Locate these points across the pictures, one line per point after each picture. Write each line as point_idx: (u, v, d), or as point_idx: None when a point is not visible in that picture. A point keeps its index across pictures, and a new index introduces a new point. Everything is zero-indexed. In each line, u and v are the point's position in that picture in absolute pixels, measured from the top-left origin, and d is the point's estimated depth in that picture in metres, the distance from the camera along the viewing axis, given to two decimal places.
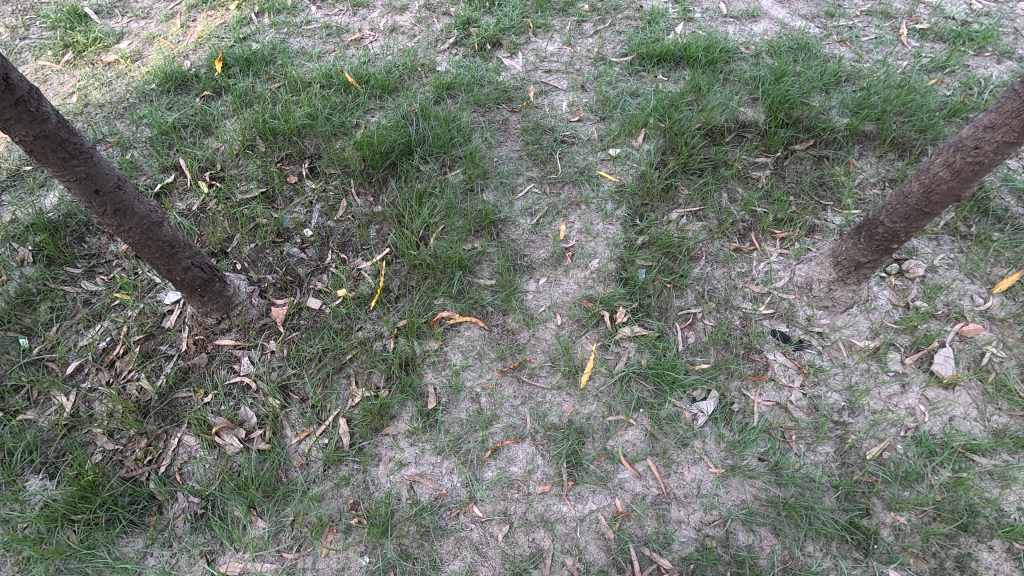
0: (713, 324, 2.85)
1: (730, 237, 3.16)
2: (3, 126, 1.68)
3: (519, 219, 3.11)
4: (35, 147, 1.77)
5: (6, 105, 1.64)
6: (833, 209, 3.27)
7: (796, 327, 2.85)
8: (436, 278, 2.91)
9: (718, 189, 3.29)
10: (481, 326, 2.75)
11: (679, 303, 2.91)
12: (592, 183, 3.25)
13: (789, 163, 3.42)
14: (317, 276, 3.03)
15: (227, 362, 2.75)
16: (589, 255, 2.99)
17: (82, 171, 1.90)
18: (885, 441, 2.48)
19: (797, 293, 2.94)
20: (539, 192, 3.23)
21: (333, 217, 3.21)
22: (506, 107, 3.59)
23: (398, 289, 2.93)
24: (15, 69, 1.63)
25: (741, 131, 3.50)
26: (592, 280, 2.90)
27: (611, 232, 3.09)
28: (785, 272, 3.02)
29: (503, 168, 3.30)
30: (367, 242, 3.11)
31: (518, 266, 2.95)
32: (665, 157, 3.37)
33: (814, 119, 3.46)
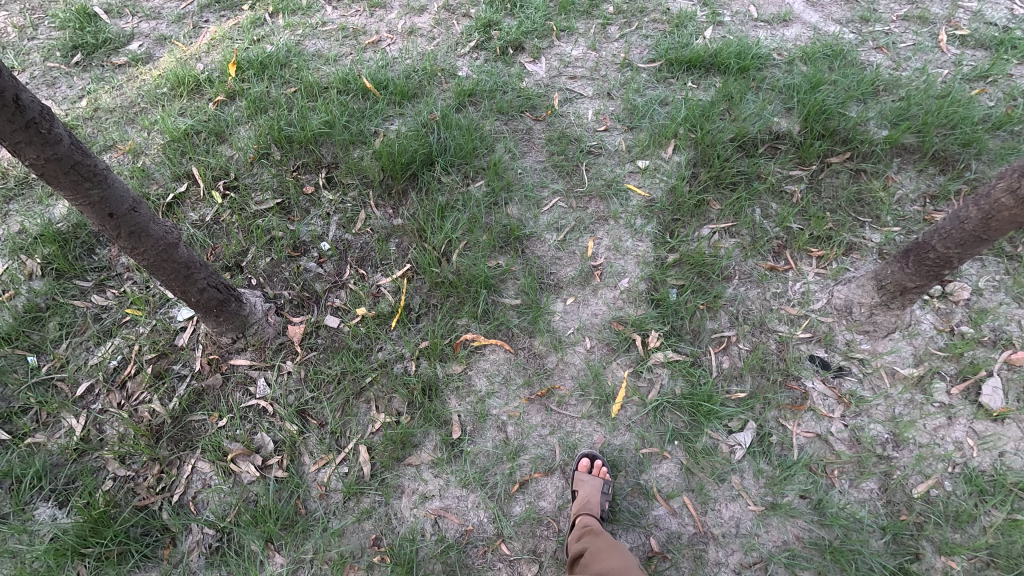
0: (748, 349, 2.73)
1: (764, 255, 3.03)
2: (13, 149, 1.56)
3: (544, 235, 2.99)
4: (47, 171, 1.65)
5: (15, 127, 1.52)
6: (871, 225, 3.13)
7: (836, 353, 2.72)
8: (459, 297, 2.80)
9: (751, 205, 3.16)
10: (506, 350, 2.64)
11: (712, 325, 2.79)
12: (620, 197, 3.12)
13: (825, 177, 3.27)
14: (335, 292, 2.92)
15: (242, 384, 2.65)
16: (619, 274, 2.86)
17: (95, 194, 1.78)
18: (932, 478, 2.37)
19: (835, 316, 2.81)
20: (565, 206, 3.10)
21: (351, 230, 3.10)
22: (530, 115, 3.46)
23: (419, 307, 2.82)
24: (25, 89, 1.51)
25: (775, 143, 3.36)
26: (622, 301, 2.78)
27: (641, 249, 2.96)
28: (822, 293, 2.90)
29: (527, 180, 3.18)
30: (387, 257, 3.00)
31: (544, 285, 2.83)
32: (696, 170, 3.23)
33: (852, 130, 3.30)
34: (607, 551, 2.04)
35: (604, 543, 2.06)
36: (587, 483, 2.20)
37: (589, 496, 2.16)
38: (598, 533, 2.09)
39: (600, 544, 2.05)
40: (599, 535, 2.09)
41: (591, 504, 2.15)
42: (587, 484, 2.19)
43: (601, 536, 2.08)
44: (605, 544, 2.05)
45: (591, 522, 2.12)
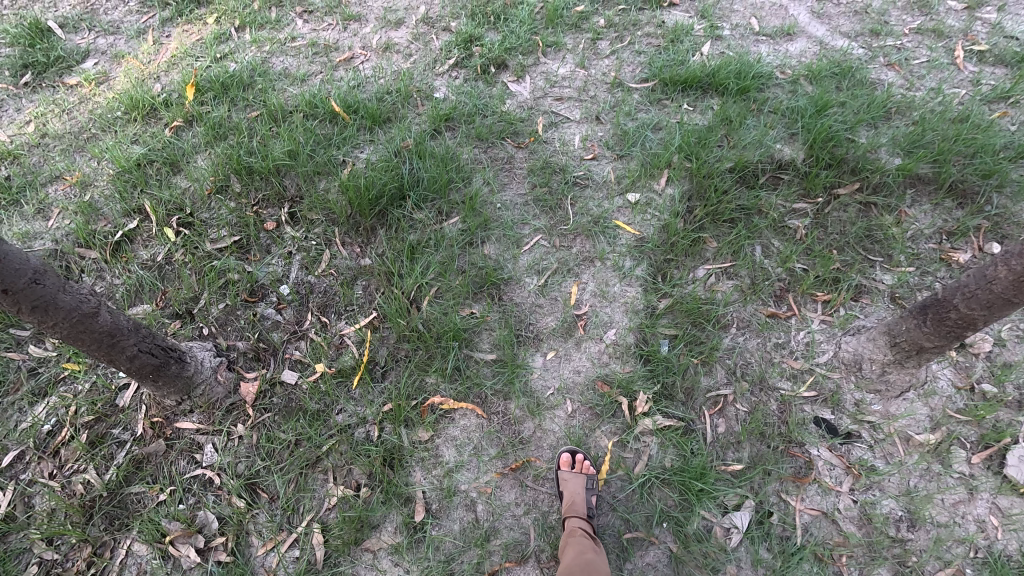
0: (746, 410, 2.47)
1: (765, 300, 2.76)
2: None
3: (524, 279, 2.73)
4: None
5: None
6: (882, 265, 2.86)
7: (843, 415, 2.47)
8: (428, 351, 2.54)
9: (751, 242, 2.89)
10: (478, 414, 2.38)
11: (707, 383, 2.53)
12: (608, 235, 2.85)
13: (832, 211, 3.00)
14: (294, 343, 2.67)
15: (188, 451, 2.41)
16: (604, 324, 2.60)
17: None
18: (951, 566, 2.14)
19: (843, 371, 2.55)
20: (547, 245, 2.84)
21: (314, 272, 2.85)
22: (511, 142, 3.18)
23: (384, 362, 2.57)
24: None
25: (778, 172, 3.09)
26: (607, 356, 2.52)
27: (630, 295, 2.70)
28: (828, 345, 2.63)
29: (507, 216, 2.91)
30: (352, 303, 2.75)
31: (522, 337, 2.57)
32: (691, 204, 2.97)
33: (861, 159, 3.03)
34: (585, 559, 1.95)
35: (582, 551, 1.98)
36: (577, 481, 2.13)
37: (574, 493, 2.10)
38: (580, 538, 2.02)
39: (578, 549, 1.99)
40: (580, 541, 2.01)
41: (577, 500, 2.09)
42: (576, 482, 2.13)
43: (582, 543, 2.01)
44: (582, 552, 1.98)
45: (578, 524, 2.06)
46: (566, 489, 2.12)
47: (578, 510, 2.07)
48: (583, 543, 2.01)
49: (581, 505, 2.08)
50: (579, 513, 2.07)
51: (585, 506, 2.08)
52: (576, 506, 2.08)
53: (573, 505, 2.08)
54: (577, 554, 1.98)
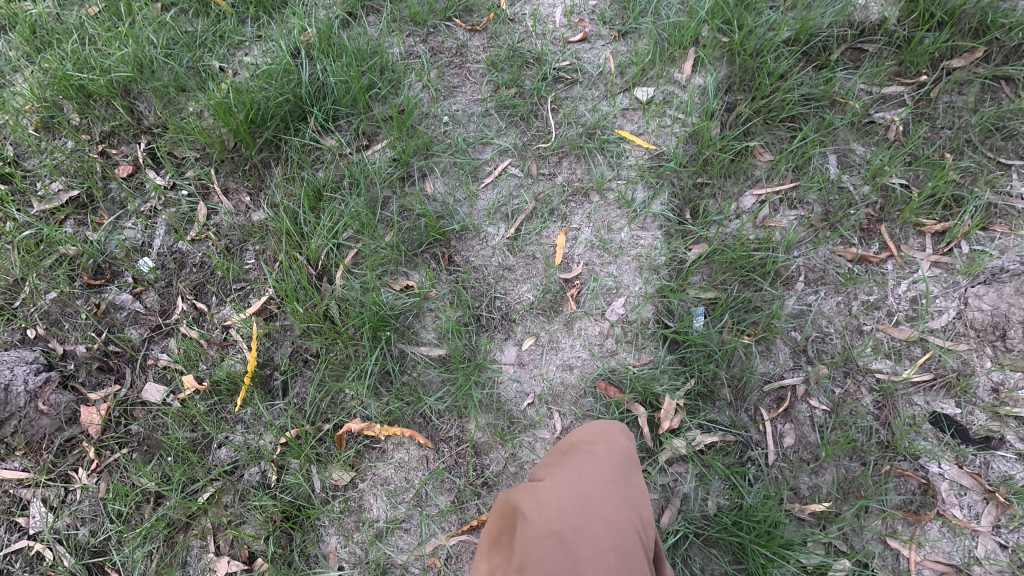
0: (827, 410, 1.64)
1: (848, 236, 1.84)
2: None
3: (484, 229, 1.84)
4: None
5: None
6: (1021, 173, 1.90)
7: (976, 409, 1.62)
8: (344, 348, 1.70)
9: (823, 150, 1.94)
10: (421, 444, 1.58)
11: (766, 370, 1.68)
12: (609, 153, 1.92)
13: (943, 95, 2.01)
14: (160, 344, 1.84)
15: (7, 513, 1.66)
16: (607, 292, 1.73)
17: None
18: None
19: (973, 340, 1.68)
20: (520, 174, 1.92)
21: (184, 236, 1.97)
22: (462, 24, 2.16)
23: (284, 367, 1.74)
24: None
25: (860, 41, 2.07)
26: (614, 341, 1.67)
27: (645, 244, 1.80)
28: (947, 301, 1.75)
29: (457, 135, 1.97)
30: (239, 280, 1.89)
31: (483, 319, 1.71)
32: (731, 99, 1.99)
33: (991, 11, 1.98)
34: (584, 507, 1.06)
35: (576, 488, 1.09)
36: (611, 428, 1.28)
37: (603, 437, 1.24)
38: (582, 466, 1.15)
39: (567, 482, 1.10)
40: (590, 478, 1.11)
41: (611, 444, 1.21)
42: (615, 431, 1.27)
43: (583, 476, 1.11)
44: (573, 492, 1.08)
45: (594, 453, 1.18)
46: (584, 429, 1.28)
47: (600, 450, 1.19)
48: (585, 478, 1.11)
49: (618, 456, 1.20)
50: (604, 453, 1.19)
51: (629, 462, 1.21)
52: (604, 444, 1.22)
53: (596, 442, 1.22)
54: (577, 491, 1.08)
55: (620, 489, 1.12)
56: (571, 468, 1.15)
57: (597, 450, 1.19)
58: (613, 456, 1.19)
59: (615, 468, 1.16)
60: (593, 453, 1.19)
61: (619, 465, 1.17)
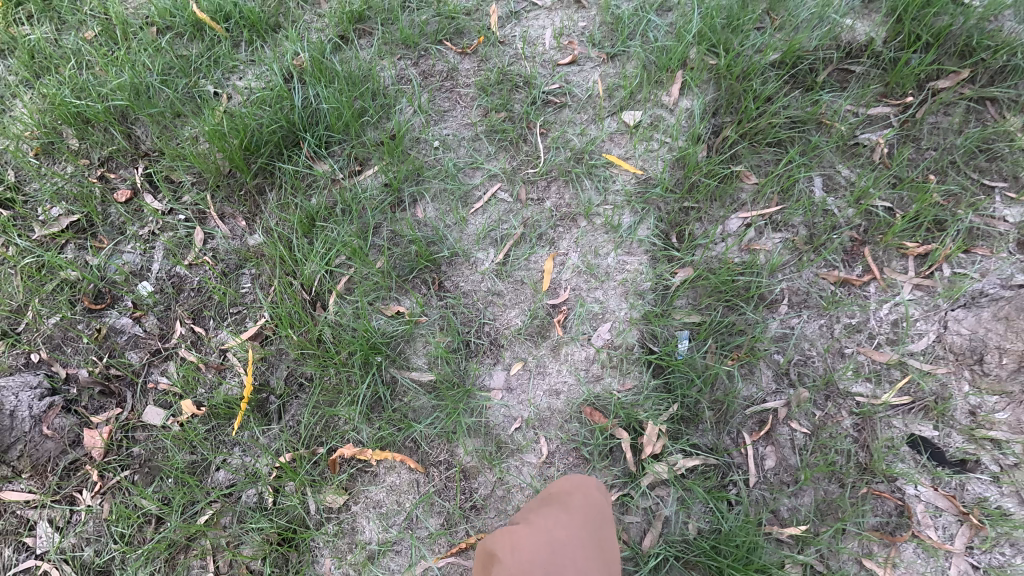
0: (807, 433, 1.68)
1: (832, 260, 1.88)
2: None
3: (474, 255, 1.88)
4: None
5: None
6: (1005, 195, 1.93)
7: (953, 431, 1.65)
8: (339, 374, 1.76)
9: (807, 174, 1.97)
10: (412, 467, 1.64)
11: (748, 394, 1.72)
12: (596, 178, 1.95)
13: (929, 115, 2.03)
14: (160, 367, 1.90)
15: (15, 534, 1.72)
16: (593, 318, 1.77)
17: None
18: None
19: (952, 364, 1.72)
20: (509, 199, 1.95)
21: (182, 261, 2.02)
22: (454, 47, 2.19)
23: (281, 391, 1.80)
24: None
25: (846, 62, 2.09)
26: (599, 366, 1.71)
27: (631, 268, 1.84)
28: (927, 324, 1.78)
29: (448, 159, 2.00)
30: (235, 304, 1.94)
31: (473, 344, 1.76)
32: (717, 122, 2.01)
33: (975, 33, 2.02)
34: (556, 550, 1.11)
35: (551, 535, 1.15)
36: (590, 484, 1.37)
37: (580, 491, 1.34)
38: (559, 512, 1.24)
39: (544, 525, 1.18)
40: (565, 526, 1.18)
41: (587, 499, 1.30)
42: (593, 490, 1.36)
43: (559, 523, 1.18)
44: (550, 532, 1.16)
45: (571, 503, 1.27)
46: (563, 484, 1.38)
47: (578, 501, 1.29)
48: (561, 520, 1.19)
49: (594, 509, 1.29)
50: (582, 503, 1.28)
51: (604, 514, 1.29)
52: (582, 497, 1.31)
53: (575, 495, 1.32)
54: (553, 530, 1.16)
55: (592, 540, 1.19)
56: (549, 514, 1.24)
57: (575, 501, 1.29)
58: (589, 507, 1.28)
59: (591, 517, 1.24)
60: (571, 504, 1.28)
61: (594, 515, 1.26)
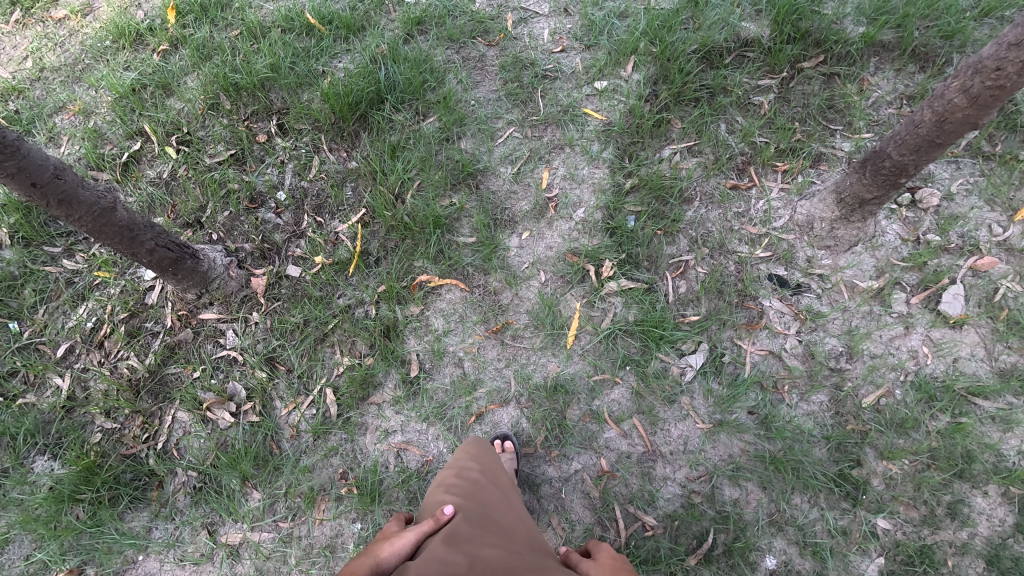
0: (705, 272, 2.70)
1: (727, 173, 2.93)
2: (77, 222, 2.06)
3: (498, 169, 2.94)
4: (99, 229, 2.13)
5: (119, 234, 2.20)
6: (842, 133, 2.98)
7: (795, 270, 2.69)
8: (414, 239, 2.79)
9: (714, 120, 3.02)
10: (461, 289, 2.68)
11: (670, 251, 2.76)
12: (577, 123, 3.01)
13: (796, 85, 3.10)
14: (295, 242, 2.94)
15: (212, 336, 2.75)
16: (574, 205, 2.82)
17: (111, 224, 2.15)
18: (882, 388, 2.40)
19: (797, 232, 2.75)
20: (520, 136, 3.01)
21: (307, 177, 3.07)
22: (483, 41, 3.27)
23: (377, 251, 2.83)
24: (108, 199, 2.12)
25: (743, 51, 3.16)
26: (577, 232, 2.76)
27: (598, 177, 2.89)
28: (785, 210, 2.82)
29: (480, 112, 3.07)
30: (344, 203, 2.98)
31: (498, 220, 2.81)
32: (656, 88, 3.07)
33: (825, 31, 3.06)
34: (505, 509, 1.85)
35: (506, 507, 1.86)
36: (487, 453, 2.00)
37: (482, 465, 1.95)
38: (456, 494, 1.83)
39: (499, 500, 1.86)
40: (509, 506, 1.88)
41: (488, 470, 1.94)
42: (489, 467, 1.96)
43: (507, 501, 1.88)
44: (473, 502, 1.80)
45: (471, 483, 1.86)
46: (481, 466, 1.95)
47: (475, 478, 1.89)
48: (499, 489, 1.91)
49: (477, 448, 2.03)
50: (478, 472, 1.92)
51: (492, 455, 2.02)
52: (475, 463, 1.95)
53: (450, 471, 1.94)
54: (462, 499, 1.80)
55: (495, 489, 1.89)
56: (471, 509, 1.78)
57: (470, 476, 1.90)
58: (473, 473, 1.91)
59: (471, 454, 1.99)
60: (471, 486, 1.86)
61: (481, 469, 1.93)
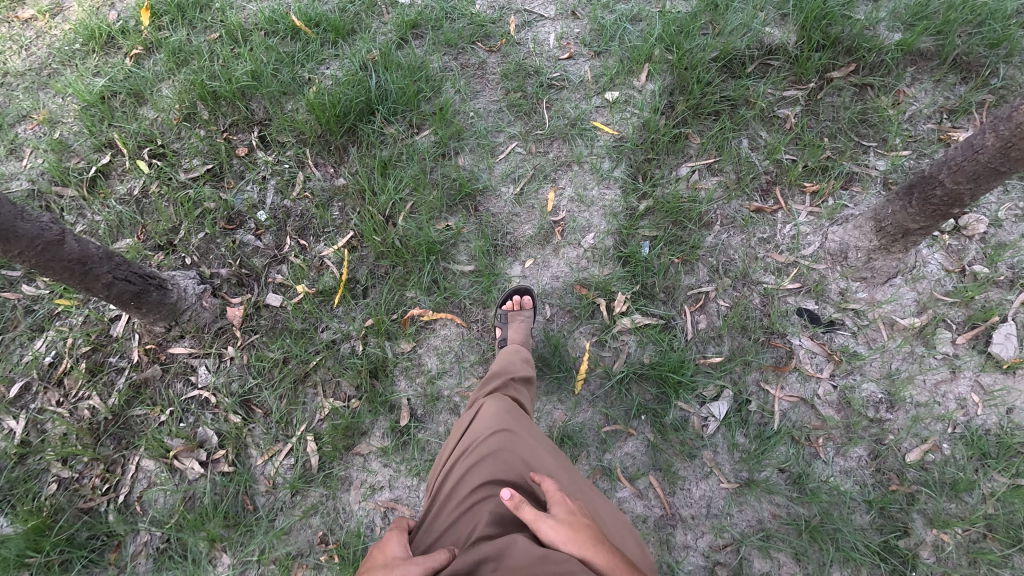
0: (728, 306, 2.45)
1: (750, 195, 2.66)
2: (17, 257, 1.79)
3: (499, 189, 2.67)
4: (44, 263, 1.86)
5: (68, 267, 1.93)
6: (876, 150, 2.72)
7: (827, 305, 2.43)
8: (406, 267, 2.54)
9: (736, 136, 2.75)
10: (458, 323, 2.44)
11: (688, 281, 2.50)
12: (586, 137, 2.74)
13: (825, 96, 2.83)
14: (276, 267, 2.68)
15: (183, 374, 2.50)
16: (583, 230, 2.56)
17: (59, 257, 1.88)
18: (928, 442, 2.14)
19: (829, 262, 2.49)
20: (523, 152, 2.75)
21: (289, 195, 2.80)
22: (483, 46, 3.01)
23: (365, 280, 2.57)
24: (55, 229, 1.84)
25: (766, 59, 2.89)
26: (586, 260, 2.50)
27: (609, 198, 2.63)
28: (815, 236, 2.56)
29: (480, 124, 2.81)
30: (329, 225, 2.72)
31: (499, 246, 2.55)
32: (672, 99, 2.80)
33: (857, 38, 2.79)
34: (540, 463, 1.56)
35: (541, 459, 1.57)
36: (504, 407, 1.72)
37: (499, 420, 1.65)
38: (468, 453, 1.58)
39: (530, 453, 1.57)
40: (543, 457, 1.59)
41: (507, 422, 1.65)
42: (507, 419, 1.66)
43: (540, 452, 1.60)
44: (488, 455, 1.53)
45: (485, 432, 1.60)
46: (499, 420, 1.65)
47: (490, 427, 1.61)
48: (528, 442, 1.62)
49: (495, 402, 1.76)
50: (492, 422, 1.64)
51: (516, 410, 1.75)
52: (491, 413, 1.69)
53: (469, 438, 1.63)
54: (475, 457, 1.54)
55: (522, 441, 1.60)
56: (483, 459, 1.52)
57: (484, 427, 1.64)
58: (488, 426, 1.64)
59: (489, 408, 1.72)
60: (486, 435, 1.60)
61: (497, 421, 1.65)
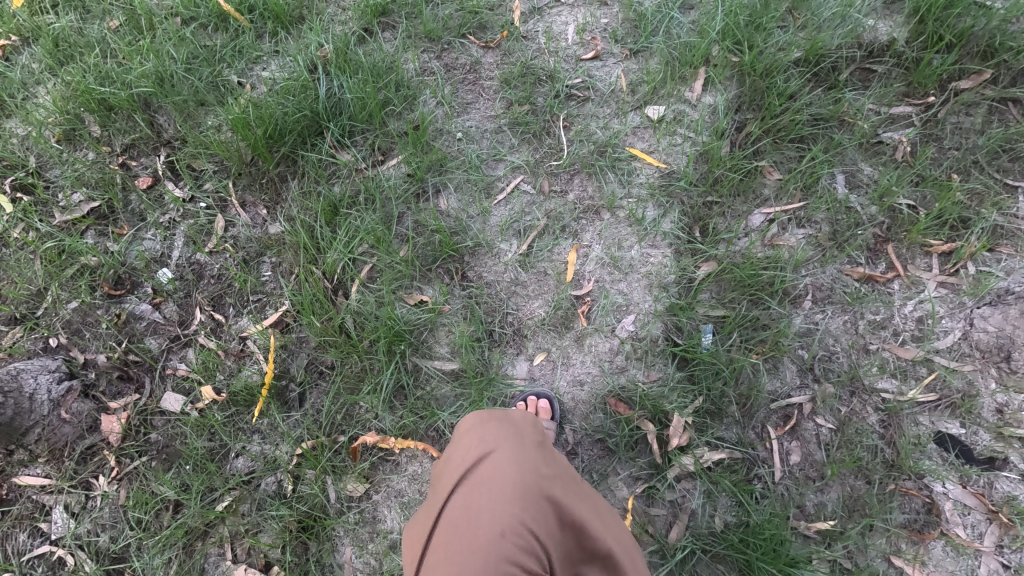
0: (832, 428, 1.67)
1: (855, 257, 1.85)
2: None
3: (497, 245, 1.89)
4: None
5: None
6: None
7: (980, 429, 1.64)
8: (362, 364, 1.76)
9: (830, 170, 1.94)
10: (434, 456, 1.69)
11: (771, 389, 1.71)
12: (620, 171, 1.95)
13: (951, 116, 1.99)
14: (178, 354, 1.87)
15: (30, 519, 1.70)
16: (617, 309, 1.79)
17: None
18: None
19: (980, 361, 1.70)
20: (532, 191, 1.96)
21: (203, 248, 1.99)
22: (476, 40, 2.19)
23: (302, 379, 1.78)
24: None
25: (868, 62, 2.08)
26: (623, 358, 1.75)
27: (654, 262, 1.84)
28: (954, 321, 1.76)
29: (470, 150, 2.01)
30: (255, 292, 1.92)
31: (496, 334, 1.79)
32: (740, 119, 2.01)
33: (1000, 34, 1.97)
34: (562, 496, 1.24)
35: (562, 497, 1.23)
36: (511, 434, 1.31)
37: (506, 459, 1.24)
38: (470, 534, 1.10)
39: (547, 484, 1.23)
40: (564, 496, 1.24)
41: (518, 456, 1.25)
42: (515, 455, 1.25)
43: (560, 492, 1.24)
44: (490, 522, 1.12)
45: (491, 476, 1.20)
46: (503, 458, 1.24)
47: (495, 476, 1.19)
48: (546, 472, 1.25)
49: (515, 439, 1.29)
50: (495, 473, 1.19)
51: (538, 448, 1.31)
52: (492, 443, 1.28)
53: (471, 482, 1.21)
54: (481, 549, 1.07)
55: (539, 481, 1.22)
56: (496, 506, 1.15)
57: (488, 467, 1.23)
58: (506, 493, 1.16)
59: (506, 453, 1.24)
60: (493, 481, 1.19)
61: (521, 488, 1.18)
